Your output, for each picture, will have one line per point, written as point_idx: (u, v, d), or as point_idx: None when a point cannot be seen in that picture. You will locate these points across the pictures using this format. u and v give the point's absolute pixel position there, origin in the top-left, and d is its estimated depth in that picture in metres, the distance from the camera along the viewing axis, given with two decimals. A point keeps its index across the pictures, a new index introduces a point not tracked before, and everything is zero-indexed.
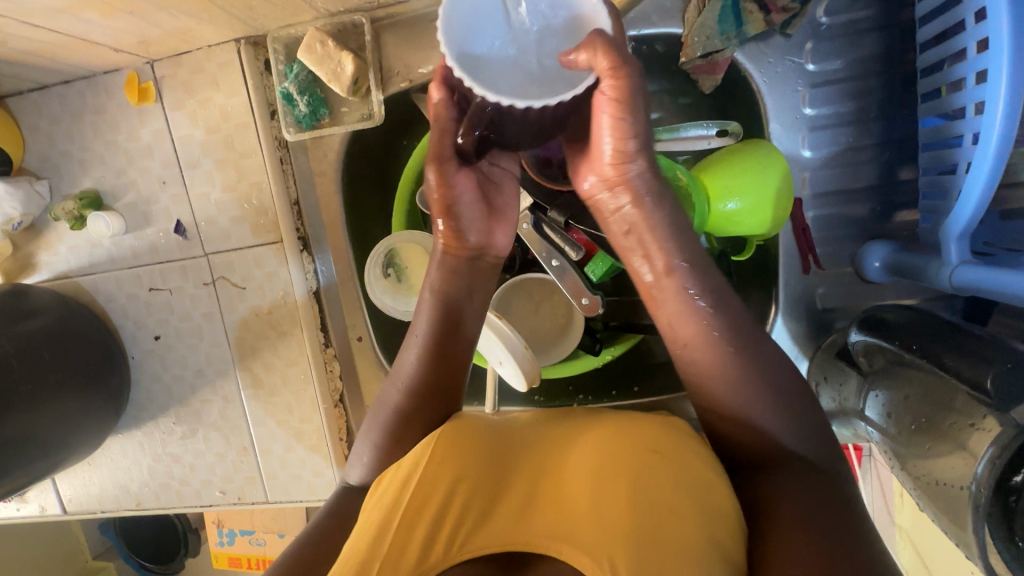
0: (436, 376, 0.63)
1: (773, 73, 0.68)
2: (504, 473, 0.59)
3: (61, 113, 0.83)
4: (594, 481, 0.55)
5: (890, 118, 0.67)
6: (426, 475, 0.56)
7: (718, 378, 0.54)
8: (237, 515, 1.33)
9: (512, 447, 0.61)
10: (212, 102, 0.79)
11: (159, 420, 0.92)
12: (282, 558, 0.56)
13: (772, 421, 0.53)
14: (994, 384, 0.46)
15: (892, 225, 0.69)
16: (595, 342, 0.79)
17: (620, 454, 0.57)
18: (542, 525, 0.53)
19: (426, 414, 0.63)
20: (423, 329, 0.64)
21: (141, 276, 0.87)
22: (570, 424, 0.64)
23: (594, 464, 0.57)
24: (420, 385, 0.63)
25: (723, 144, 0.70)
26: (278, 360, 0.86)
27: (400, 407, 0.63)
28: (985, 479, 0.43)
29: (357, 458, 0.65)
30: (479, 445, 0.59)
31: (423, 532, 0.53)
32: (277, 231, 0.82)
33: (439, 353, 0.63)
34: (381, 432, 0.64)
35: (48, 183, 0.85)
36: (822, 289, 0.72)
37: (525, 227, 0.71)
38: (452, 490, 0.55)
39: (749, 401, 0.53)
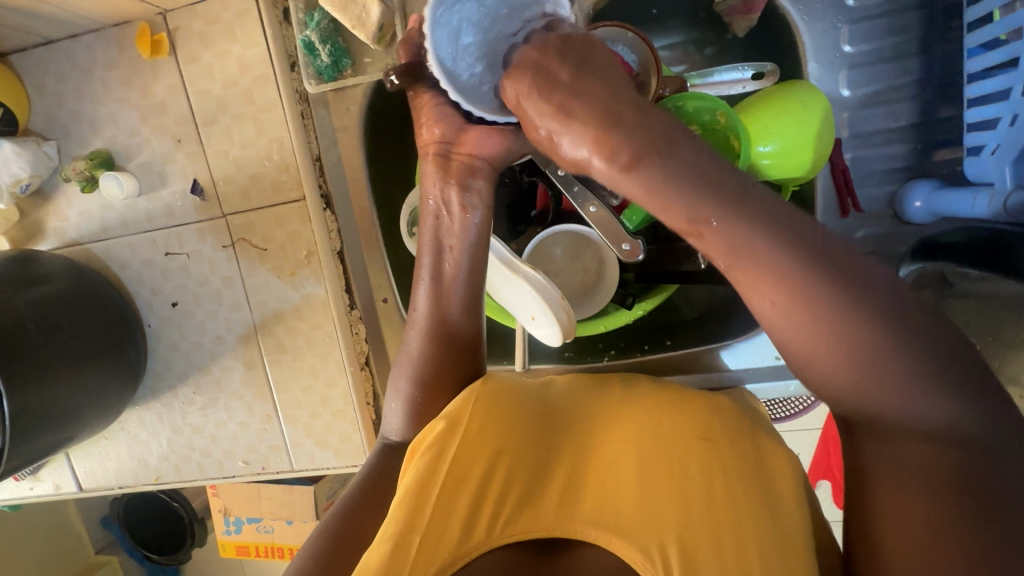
0: (442, 311, 0.64)
1: (813, 9, 0.67)
2: (541, 449, 0.59)
3: (68, 69, 0.80)
4: (640, 464, 0.56)
5: (930, 53, 0.66)
6: (466, 444, 0.57)
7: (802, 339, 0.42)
8: (244, 503, 1.28)
9: (555, 423, 0.62)
10: (228, 54, 0.76)
11: (178, 390, 0.90)
12: (314, 537, 0.56)
13: (874, 387, 0.41)
14: None
15: (930, 163, 0.68)
16: (628, 295, 0.78)
17: (662, 434, 0.58)
18: (588, 510, 0.54)
19: (450, 366, 0.65)
20: (427, 269, 0.64)
21: (156, 240, 0.84)
22: (609, 395, 0.64)
23: (642, 444, 0.57)
24: (434, 326, 0.65)
25: (758, 87, 0.70)
26: (303, 323, 0.84)
27: (422, 351, 0.65)
28: None
29: (389, 408, 0.67)
30: (518, 419, 0.60)
31: (463, 506, 0.54)
32: (299, 189, 0.79)
33: (442, 289, 0.64)
34: (412, 376, 0.65)
35: (56, 144, 0.82)
36: (860, 233, 0.71)
37: (561, 173, 0.68)
38: (494, 462, 0.57)
39: (841, 362, 0.42)
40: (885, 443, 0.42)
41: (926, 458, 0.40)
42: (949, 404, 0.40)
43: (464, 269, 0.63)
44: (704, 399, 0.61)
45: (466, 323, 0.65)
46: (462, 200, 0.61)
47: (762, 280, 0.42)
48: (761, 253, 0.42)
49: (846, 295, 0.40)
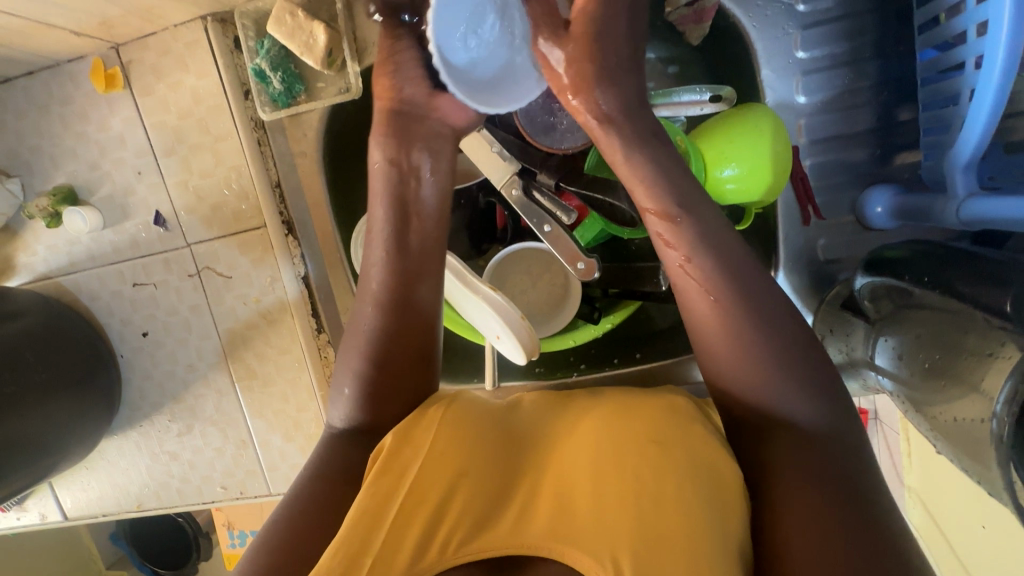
0: (405, 271, 0.63)
1: (762, 17, 0.65)
2: (500, 468, 0.59)
3: (27, 106, 0.80)
4: (596, 475, 0.55)
5: (886, 56, 0.64)
6: (426, 466, 0.56)
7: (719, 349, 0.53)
8: (245, 515, 1.29)
9: (514, 442, 0.62)
10: (182, 85, 0.76)
11: (154, 418, 0.90)
12: (258, 550, 0.52)
13: (759, 390, 0.52)
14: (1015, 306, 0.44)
15: (892, 168, 0.67)
16: (594, 310, 0.78)
17: (619, 444, 0.57)
18: (542, 524, 0.52)
19: (408, 332, 0.63)
20: (386, 236, 0.64)
21: (123, 271, 0.85)
22: (572, 413, 0.65)
23: (598, 454, 0.57)
24: (391, 293, 0.63)
25: (717, 110, 0.68)
26: (271, 348, 0.84)
27: (376, 321, 0.63)
28: (1004, 412, 0.40)
29: (337, 397, 0.63)
30: (477, 438, 0.60)
31: (418, 529, 0.52)
32: (260, 217, 0.79)
33: (404, 250, 0.63)
34: (365, 349, 0.62)
35: (20, 181, 0.82)
36: (823, 241, 0.70)
37: (514, 193, 0.68)
38: (453, 485, 0.55)
39: (752, 374, 0.52)
40: (772, 440, 0.51)
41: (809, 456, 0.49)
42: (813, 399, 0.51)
43: (431, 223, 0.65)
44: (661, 404, 0.61)
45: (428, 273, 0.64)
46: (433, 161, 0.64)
47: (697, 287, 0.54)
48: (707, 267, 0.54)
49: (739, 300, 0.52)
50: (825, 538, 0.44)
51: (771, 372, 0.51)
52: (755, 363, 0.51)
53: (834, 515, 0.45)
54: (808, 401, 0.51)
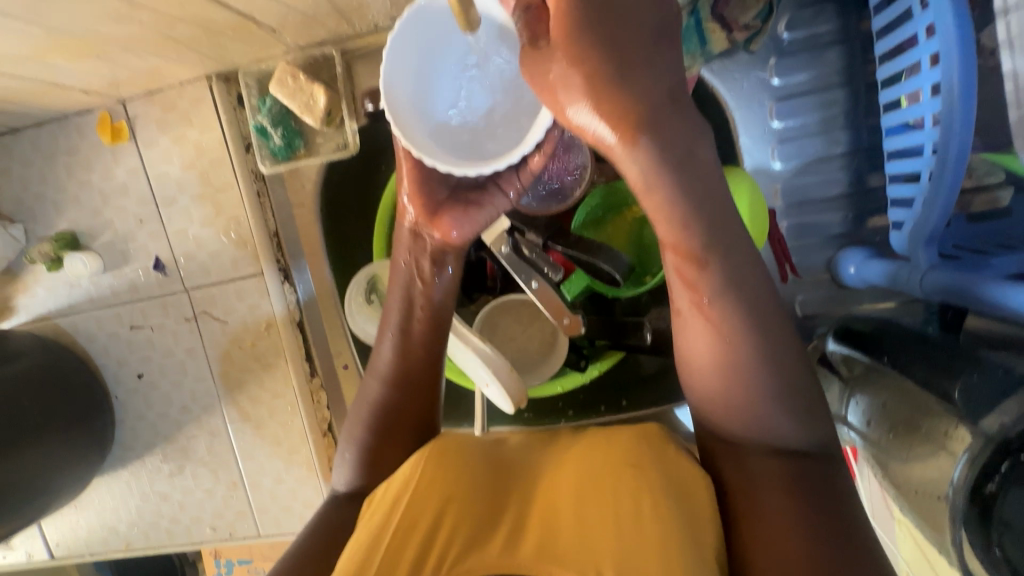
0: (409, 358, 0.64)
1: (739, 89, 0.69)
2: (488, 487, 0.58)
3: (33, 155, 0.83)
4: (581, 500, 0.54)
5: (857, 127, 0.68)
6: (415, 497, 0.56)
7: (715, 381, 0.52)
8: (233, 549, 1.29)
9: (502, 467, 0.61)
10: (186, 139, 0.79)
11: (146, 459, 0.91)
12: None
13: (752, 416, 0.52)
14: (963, 393, 0.45)
15: (864, 231, 0.70)
16: (581, 359, 0.80)
17: (604, 464, 0.57)
18: (532, 546, 0.51)
19: (405, 413, 0.63)
20: (394, 323, 0.64)
21: (121, 314, 0.86)
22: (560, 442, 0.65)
23: (582, 480, 0.56)
24: (396, 377, 0.63)
25: None
26: (264, 392, 0.85)
27: (381, 399, 0.64)
28: (959, 485, 0.42)
29: (340, 461, 0.65)
30: (467, 461, 0.59)
31: (407, 557, 0.52)
32: (257, 264, 0.81)
33: (409, 341, 0.64)
34: (367, 422, 0.64)
35: (22, 226, 0.84)
36: (800, 297, 0.73)
37: (504, 249, 0.70)
38: (442, 510, 0.55)
39: (747, 402, 0.51)
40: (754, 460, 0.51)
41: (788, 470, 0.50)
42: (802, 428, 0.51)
43: (432, 312, 0.64)
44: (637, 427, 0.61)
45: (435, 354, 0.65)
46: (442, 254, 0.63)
47: (709, 328, 0.52)
48: (725, 307, 0.51)
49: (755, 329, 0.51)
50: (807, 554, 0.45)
51: (770, 405, 0.51)
52: (754, 403, 0.51)
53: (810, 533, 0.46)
54: (794, 422, 0.51)
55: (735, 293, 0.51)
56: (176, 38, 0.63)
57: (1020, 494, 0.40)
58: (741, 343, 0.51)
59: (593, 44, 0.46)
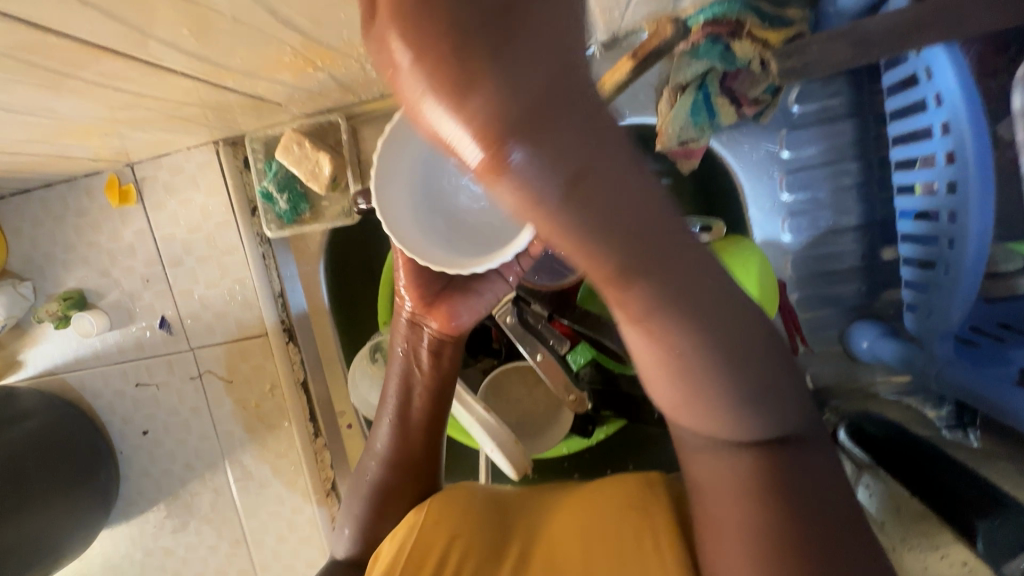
0: (407, 440, 0.63)
1: (748, 160, 0.68)
2: (495, 530, 0.58)
3: (44, 215, 0.83)
4: (586, 550, 0.52)
5: (869, 200, 0.66)
6: (421, 537, 0.56)
7: (669, 397, 0.37)
8: None
9: (510, 505, 0.61)
10: (193, 202, 0.79)
11: (150, 514, 0.91)
12: None
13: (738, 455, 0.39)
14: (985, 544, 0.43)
15: (878, 304, 0.68)
16: (587, 424, 0.78)
17: (606, 512, 0.54)
18: None
19: (405, 492, 0.62)
20: (393, 406, 0.63)
21: (127, 371, 0.86)
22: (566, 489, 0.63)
23: (586, 528, 0.54)
24: (394, 459, 0.63)
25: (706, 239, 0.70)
26: (268, 452, 0.85)
27: (378, 478, 0.62)
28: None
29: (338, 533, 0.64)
30: (478, 502, 0.59)
31: None
32: (262, 325, 0.81)
33: (407, 428, 0.63)
34: (366, 495, 0.63)
35: (32, 285, 0.85)
36: (811, 369, 0.71)
37: (509, 320, 0.69)
38: (448, 547, 0.55)
39: (730, 431, 0.38)
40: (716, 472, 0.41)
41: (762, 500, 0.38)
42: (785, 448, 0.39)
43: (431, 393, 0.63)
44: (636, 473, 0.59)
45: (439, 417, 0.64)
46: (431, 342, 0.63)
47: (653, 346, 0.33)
48: (666, 314, 0.32)
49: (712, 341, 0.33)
50: None
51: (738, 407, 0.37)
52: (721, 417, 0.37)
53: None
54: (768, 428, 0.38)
55: (692, 303, 0.32)
56: (183, 116, 0.63)
57: None
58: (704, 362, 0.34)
59: (508, 98, 0.23)
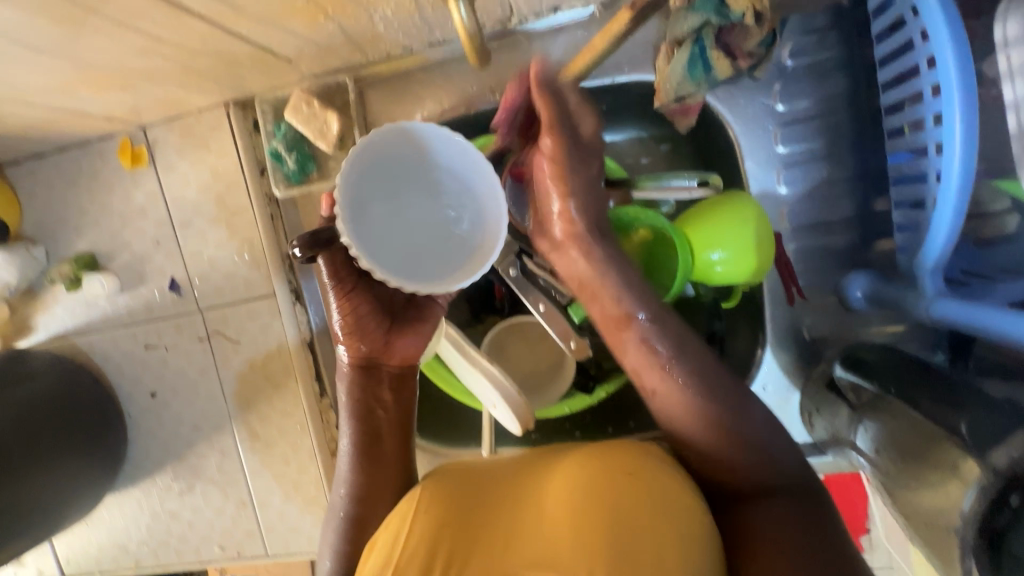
0: (370, 468, 0.65)
1: (744, 114, 0.69)
2: (477, 508, 0.58)
3: (57, 179, 0.85)
4: (571, 514, 0.53)
5: (862, 152, 0.68)
6: (413, 530, 0.56)
7: (678, 404, 0.59)
8: None
9: (491, 479, 0.62)
10: (203, 163, 0.81)
11: (156, 477, 0.92)
12: None
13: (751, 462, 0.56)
14: (969, 428, 0.45)
15: (872, 254, 0.70)
16: (588, 380, 0.80)
17: (583, 483, 0.56)
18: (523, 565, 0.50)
19: (377, 495, 0.65)
20: (354, 436, 0.66)
21: (136, 334, 0.88)
22: (542, 456, 0.65)
23: (569, 498, 0.55)
24: (359, 490, 0.64)
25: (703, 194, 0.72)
26: (274, 411, 0.86)
27: (348, 497, 0.65)
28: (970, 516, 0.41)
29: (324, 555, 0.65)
30: (463, 488, 0.61)
31: None
32: (269, 285, 0.83)
33: (375, 460, 0.65)
34: (340, 515, 0.65)
35: (44, 248, 0.86)
36: (808, 320, 0.73)
37: (513, 272, 0.72)
38: (438, 536, 0.55)
39: (736, 458, 0.57)
40: (756, 510, 0.54)
41: (751, 477, 0.56)
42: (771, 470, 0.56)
43: (393, 429, 0.67)
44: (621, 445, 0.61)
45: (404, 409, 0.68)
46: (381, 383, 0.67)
47: (654, 356, 0.61)
48: (665, 344, 0.61)
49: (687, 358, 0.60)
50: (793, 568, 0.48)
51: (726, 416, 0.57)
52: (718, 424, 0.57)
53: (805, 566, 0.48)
54: (757, 455, 0.56)
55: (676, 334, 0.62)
56: (197, 68, 0.65)
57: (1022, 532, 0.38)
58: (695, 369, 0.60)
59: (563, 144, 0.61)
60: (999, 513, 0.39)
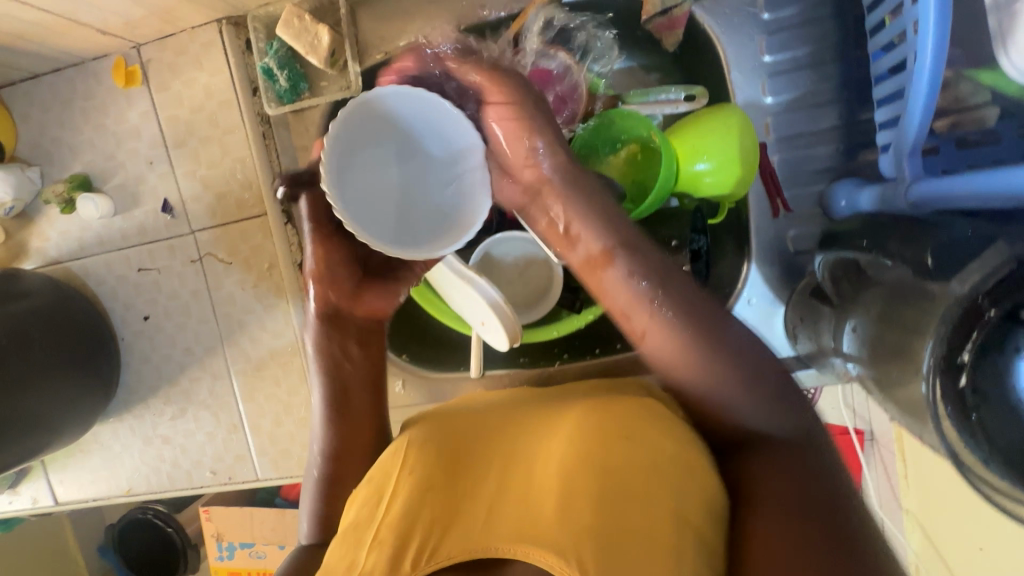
0: (346, 424, 0.66)
1: (730, 24, 0.71)
2: (461, 469, 0.61)
3: (52, 101, 0.86)
4: (561, 477, 0.56)
5: (846, 60, 0.69)
6: (397, 488, 0.58)
7: (698, 371, 0.55)
8: (237, 527, 1.30)
9: (481, 441, 0.64)
10: (195, 81, 0.82)
11: (149, 402, 0.93)
12: None
13: (754, 408, 0.54)
14: (934, 261, 0.49)
15: (857, 164, 0.71)
16: (575, 300, 0.83)
17: (578, 449, 0.58)
18: (507, 527, 0.52)
19: (352, 445, 0.66)
20: (322, 399, 0.67)
21: (129, 257, 0.89)
22: (529, 419, 0.67)
23: (560, 463, 0.58)
24: (334, 445, 0.66)
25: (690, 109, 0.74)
26: (266, 333, 0.87)
27: (324, 452, 0.66)
28: (928, 367, 0.40)
29: (305, 510, 0.66)
30: (450, 451, 0.63)
31: (386, 546, 0.53)
32: (261, 205, 0.84)
33: (344, 414, 0.66)
34: (317, 473, 0.66)
35: (39, 170, 0.88)
36: (792, 232, 0.74)
37: None
38: (422, 497, 0.57)
39: (752, 412, 0.54)
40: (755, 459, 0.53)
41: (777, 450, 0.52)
42: (787, 420, 0.53)
43: (359, 384, 0.67)
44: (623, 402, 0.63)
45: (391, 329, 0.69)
46: (330, 334, 0.67)
47: (655, 321, 0.57)
48: (673, 306, 0.56)
49: (717, 321, 0.55)
50: (792, 528, 0.46)
51: (742, 389, 0.54)
52: (731, 385, 0.54)
53: (807, 524, 0.46)
54: (777, 415, 0.54)
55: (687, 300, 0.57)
56: None
57: (992, 360, 0.39)
58: (718, 343, 0.54)
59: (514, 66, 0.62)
60: (963, 355, 0.39)
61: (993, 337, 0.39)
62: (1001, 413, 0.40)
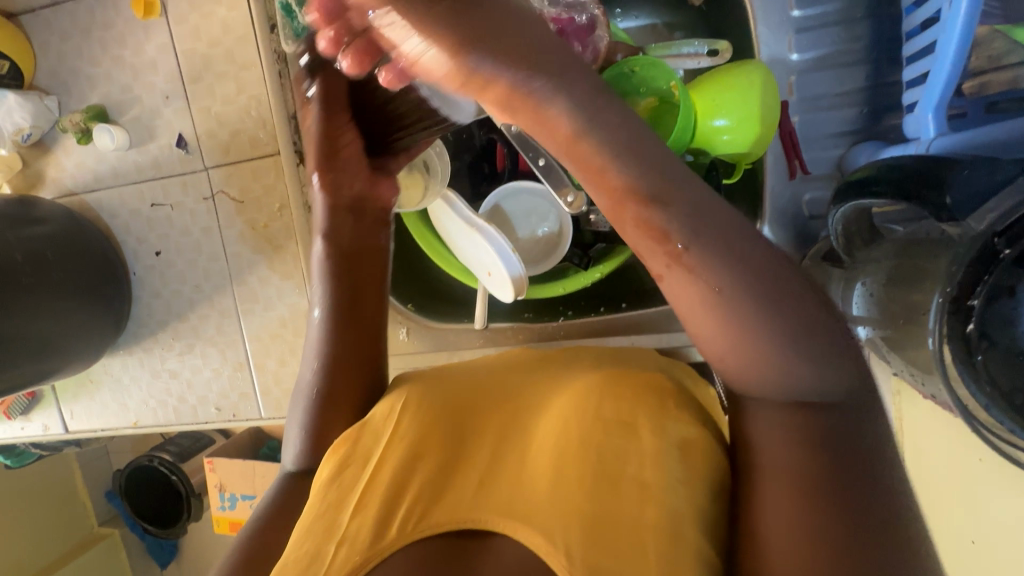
0: (349, 340, 0.68)
1: None
2: (458, 439, 0.60)
3: (71, 29, 0.86)
4: (557, 455, 0.55)
5: (879, 16, 0.67)
6: (389, 454, 0.58)
7: (717, 334, 0.47)
8: (238, 478, 1.32)
9: (476, 410, 0.64)
10: (214, 16, 0.81)
11: (158, 336, 0.95)
12: (247, 529, 0.60)
13: (774, 377, 0.48)
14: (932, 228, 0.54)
15: (880, 128, 0.69)
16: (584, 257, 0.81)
17: (578, 424, 0.57)
18: (496, 501, 0.52)
19: (354, 365, 0.68)
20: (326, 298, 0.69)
21: (143, 191, 0.90)
22: (530, 392, 0.66)
23: (558, 438, 0.57)
24: (329, 364, 0.68)
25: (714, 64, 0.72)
26: (274, 274, 0.88)
27: (316, 384, 0.67)
28: (940, 310, 0.43)
29: (292, 442, 0.67)
30: (445, 419, 0.62)
31: (374, 510, 0.53)
32: (274, 144, 0.84)
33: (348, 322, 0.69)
34: (309, 405, 0.67)
35: (57, 99, 0.88)
36: (808, 196, 0.72)
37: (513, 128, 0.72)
38: (413, 464, 0.57)
39: (778, 377, 0.47)
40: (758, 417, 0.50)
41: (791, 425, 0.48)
42: (822, 379, 0.47)
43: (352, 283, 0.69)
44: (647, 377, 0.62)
45: (365, 244, 0.71)
46: (349, 225, 0.69)
47: (694, 278, 0.46)
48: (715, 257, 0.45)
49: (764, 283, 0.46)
50: (799, 507, 0.44)
51: (782, 347, 0.46)
52: (759, 361, 0.47)
53: (816, 508, 0.43)
54: (811, 368, 0.47)
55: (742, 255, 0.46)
56: None
57: (1004, 304, 0.41)
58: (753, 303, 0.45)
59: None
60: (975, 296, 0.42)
61: (1002, 283, 0.41)
62: (1003, 358, 0.42)
